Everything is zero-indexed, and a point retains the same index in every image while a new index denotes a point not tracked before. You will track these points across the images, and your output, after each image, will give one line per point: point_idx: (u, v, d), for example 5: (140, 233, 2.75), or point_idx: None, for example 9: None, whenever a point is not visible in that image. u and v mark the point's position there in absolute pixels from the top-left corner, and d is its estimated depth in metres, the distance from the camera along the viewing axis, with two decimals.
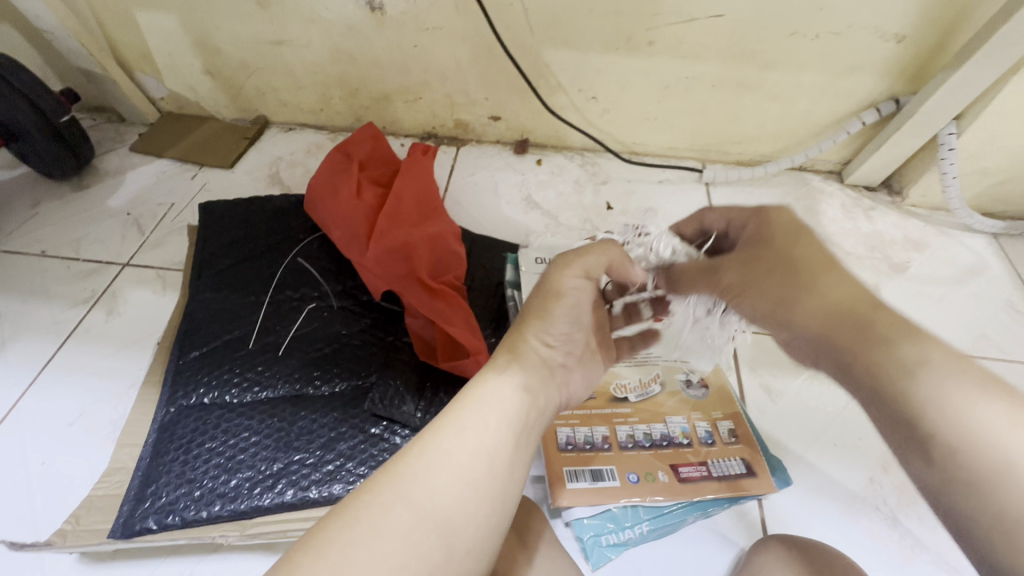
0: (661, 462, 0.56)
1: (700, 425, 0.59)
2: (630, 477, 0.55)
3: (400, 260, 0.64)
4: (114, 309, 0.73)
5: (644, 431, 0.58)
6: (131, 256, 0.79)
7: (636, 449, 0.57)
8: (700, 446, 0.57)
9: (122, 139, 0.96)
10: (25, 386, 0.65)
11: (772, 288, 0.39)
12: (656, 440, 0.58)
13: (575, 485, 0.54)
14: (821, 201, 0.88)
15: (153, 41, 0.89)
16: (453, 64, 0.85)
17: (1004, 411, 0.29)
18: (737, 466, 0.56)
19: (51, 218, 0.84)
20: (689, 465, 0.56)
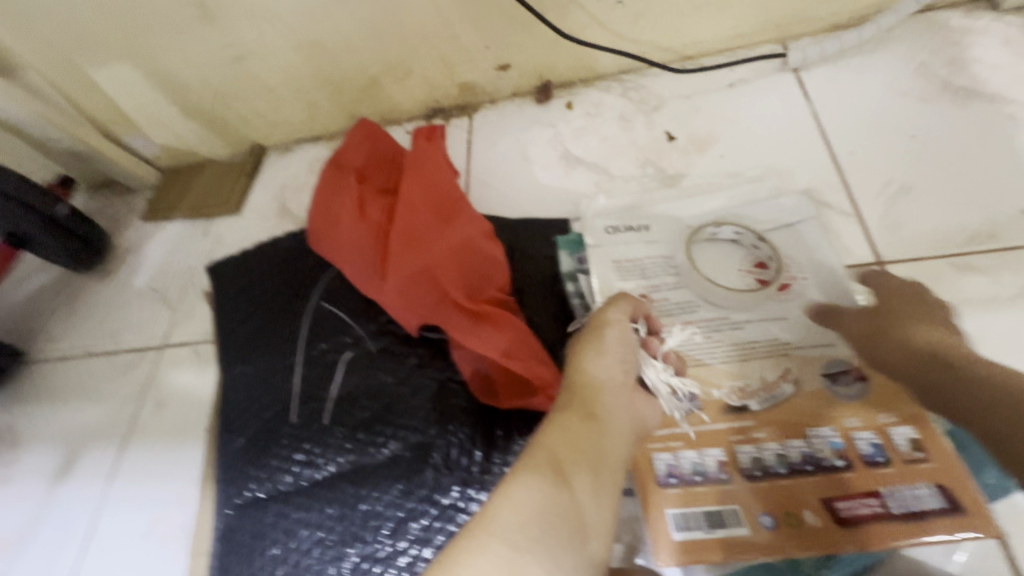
0: (809, 496, 0.42)
1: (862, 438, 0.44)
2: (762, 520, 0.42)
3: (427, 284, 0.52)
4: (161, 400, 0.68)
5: (777, 454, 0.44)
6: (166, 337, 0.74)
7: (767, 480, 0.43)
8: (866, 469, 0.42)
9: (133, 210, 0.91)
10: (99, 502, 0.62)
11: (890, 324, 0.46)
12: (795, 465, 0.44)
13: (686, 535, 0.42)
14: (971, 43, 0.62)
15: (121, 97, 0.80)
16: (437, 17, 0.68)
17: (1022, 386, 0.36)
18: (929, 499, 0.40)
19: (88, 313, 0.81)
20: (851, 499, 0.42)
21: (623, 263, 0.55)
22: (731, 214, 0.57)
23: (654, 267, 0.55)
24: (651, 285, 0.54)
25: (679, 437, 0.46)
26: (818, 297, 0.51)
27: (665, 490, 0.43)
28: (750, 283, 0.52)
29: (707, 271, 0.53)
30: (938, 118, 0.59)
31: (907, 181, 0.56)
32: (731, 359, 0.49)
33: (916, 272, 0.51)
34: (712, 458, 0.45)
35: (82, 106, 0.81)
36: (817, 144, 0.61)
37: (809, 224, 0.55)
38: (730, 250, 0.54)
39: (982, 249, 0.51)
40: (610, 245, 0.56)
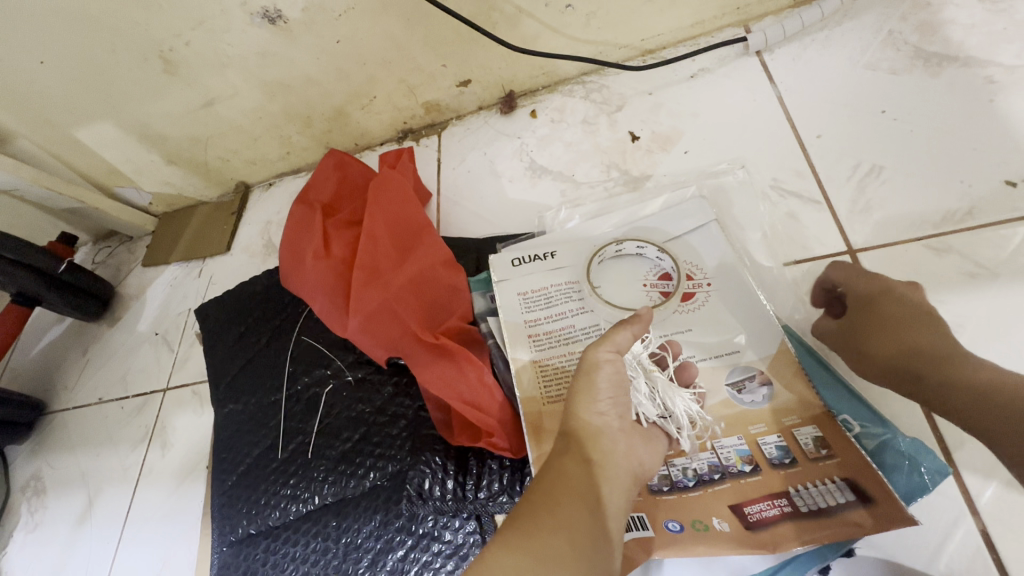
0: (715, 505, 0.41)
1: (768, 443, 0.43)
2: (669, 525, 0.41)
3: (390, 323, 0.53)
4: (166, 441, 0.71)
5: (684, 467, 0.44)
6: (168, 379, 0.77)
7: (674, 494, 0.43)
8: (771, 471, 0.42)
9: (135, 257, 0.95)
10: (117, 541, 0.66)
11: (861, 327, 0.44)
12: (702, 476, 0.43)
13: None
14: (945, 5, 0.58)
15: (108, 153, 0.84)
16: (390, 43, 0.69)
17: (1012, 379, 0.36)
18: (839, 494, 0.39)
19: (99, 361, 0.85)
20: (758, 502, 0.41)
21: (529, 295, 0.53)
22: (634, 228, 0.56)
23: (557, 293, 0.53)
24: (557, 313, 0.52)
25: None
26: (718, 305, 0.50)
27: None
28: (653, 298, 0.51)
29: (611, 289, 0.52)
30: (910, 90, 0.56)
31: (878, 161, 0.53)
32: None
33: (891, 258, 0.49)
34: None
35: (75, 165, 0.86)
36: (784, 131, 0.59)
37: (711, 227, 0.54)
38: (632, 266, 0.53)
39: (960, 228, 0.48)
40: (517, 278, 0.54)
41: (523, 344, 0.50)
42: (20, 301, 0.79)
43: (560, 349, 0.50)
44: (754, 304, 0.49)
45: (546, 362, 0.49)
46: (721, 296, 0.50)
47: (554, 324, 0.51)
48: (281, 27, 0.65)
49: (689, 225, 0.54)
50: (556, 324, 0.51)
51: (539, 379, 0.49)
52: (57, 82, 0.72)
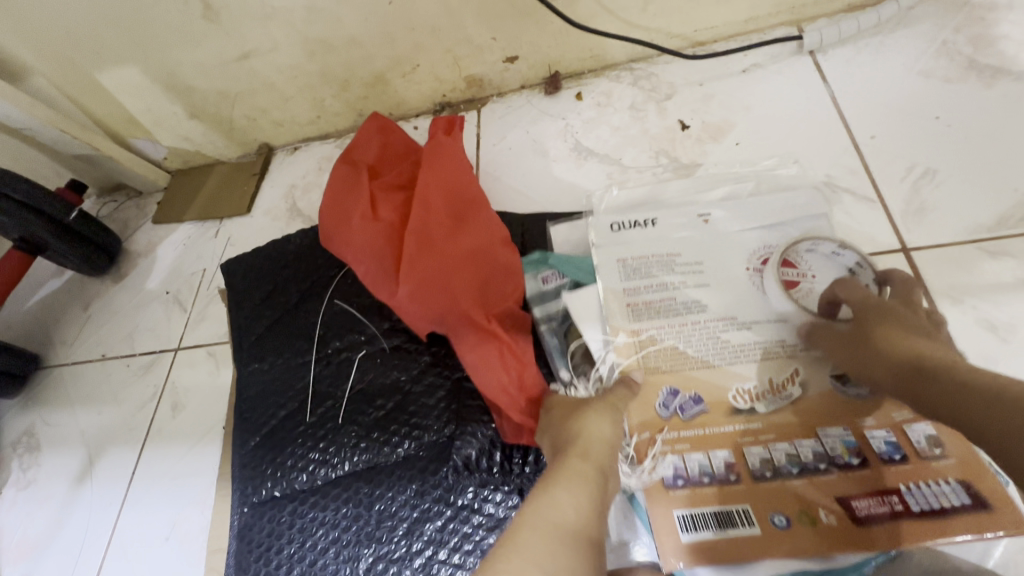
0: (822, 496, 0.42)
1: (877, 436, 0.43)
2: (775, 519, 0.42)
3: (446, 295, 0.52)
4: (177, 401, 0.68)
5: (787, 454, 0.44)
6: (180, 338, 0.74)
7: (778, 480, 0.43)
8: (883, 466, 0.42)
9: (144, 213, 0.91)
10: (120, 504, 0.63)
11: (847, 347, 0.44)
12: (807, 465, 0.43)
13: (693, 536, 0.42)
14: (996, 21, 0.60)
15: (128, 100, 0.80)
16: (442, 10, 0.67)
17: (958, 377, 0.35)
18: (953, 496, 0.40)
19: (103, 317, 0.81)
20: (865, 498, 0.42)
21: (628, 263, 0.53)
22: (743, 207, 0.54)
23: (660, 263, 0.53)
24: (657, 284, 0.52)
25: (686, 439, 0.46)
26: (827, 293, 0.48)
27: (672, 492, 0.44)
28: (756, 282, 0.51)
29: (715, 267, 0.52)
30: (963, 99, 0.57)
31: (932, 165, 0.54)
32: (739, 361, 0.48)
33: (945, 258, 0.50)
34: (720, 462, 0.45)
35: (91, 111, 0.82)
36: (837, 129, 0.59)
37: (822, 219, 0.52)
38: (740, 245, 0.53)
39: (1013, 233, 0.49)
40: (616, 244, 0.54)
41: (622, 315, 0.51)
42: (22, 248, 0.76)
43: (660, 321, 0.51)
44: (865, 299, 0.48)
45: (646, 334, 0.50)
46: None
47: (655, 295, 0.52)
48: None
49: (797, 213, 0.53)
50: (657, 296, 0.52)
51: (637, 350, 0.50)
52: (86, 18, 0.68)
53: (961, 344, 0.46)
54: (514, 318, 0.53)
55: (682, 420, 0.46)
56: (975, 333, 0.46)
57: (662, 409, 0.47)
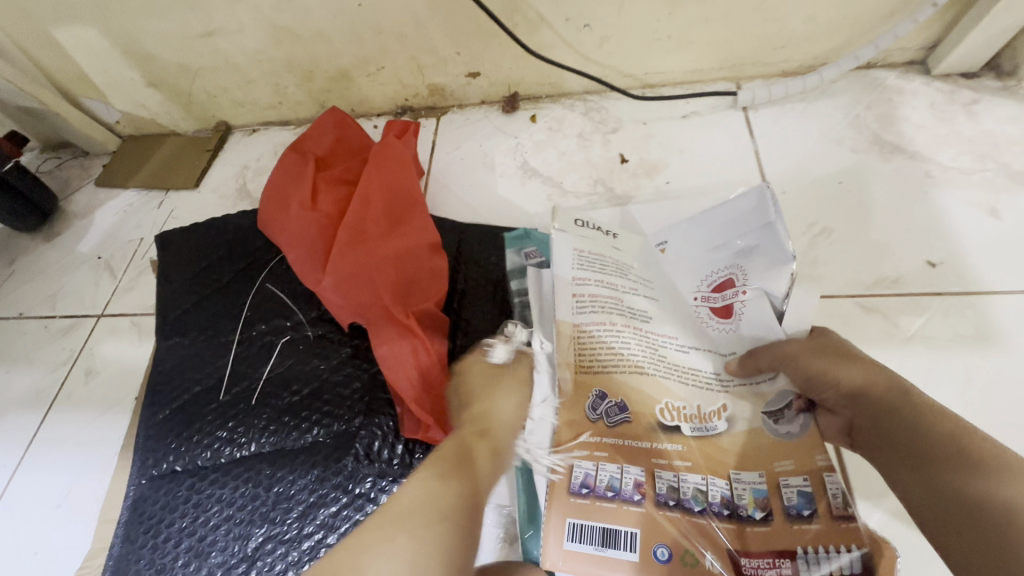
0: (714, 541, 0.36)
1: (788, 486, 0.37)
2: (659, 551, 0.35)
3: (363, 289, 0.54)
4: (92, 368, 0.67)
5: (697, 488, 0.38)
6: (106, 305, 0.73)
7: (680, 512, 0.37)
8: (785, 523, 0.36)
9: (87, 174, 0.89)
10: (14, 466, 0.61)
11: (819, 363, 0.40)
12: (711, 505, 0.38)
13: (576, 547, 0.35)
14: (902, 103, 0.67)
15: (84, 60, 0.79)
16: (410, 19, 0.70)
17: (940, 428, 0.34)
18: (851, 568, 0.33)
19: (26, 274, 0.79)
20: (759, 555, 0.35)
21: (584, 255, 0.50)
22: (691, 227, 0.55)
23: (609, 266, 0.51)
24: (607, 282, 0.49)
25: (606, 447, 0.39)
26: (758, 325, 0.47)
27: (572, 499, 0.37)
28: (699, 310, 0.50)
29: (660, 284, 0.52)
30: (864, 169, 0.63)
31: (829, 225, 0.60)
32: (671, 380, 0.44)
33: (827, 309, 0.55)
34: (631, 478, 0.38)
35: (44, 65, 0.80)
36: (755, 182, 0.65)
37: (761, 231, 0.49)
38: (695, 269, 0.53)
39: (887, 293, 0.55)
40: (575, 234, 0.52)
41: (566, 305, 0.45)
42: None
43: (603, 315, 0.46)
44: (795, 325, 0.46)
45: (586, 326, 0.45)
46: (761, 308, 0.47)
47: (602, 291, 0.48)
48: None
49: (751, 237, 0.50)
50: (602, 292, 0.48)
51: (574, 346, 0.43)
52: None
53: None
54: (432, 322, 0.55)
55: (608, 427, 0.40)
56: None
57: (591, 412, 0.40)
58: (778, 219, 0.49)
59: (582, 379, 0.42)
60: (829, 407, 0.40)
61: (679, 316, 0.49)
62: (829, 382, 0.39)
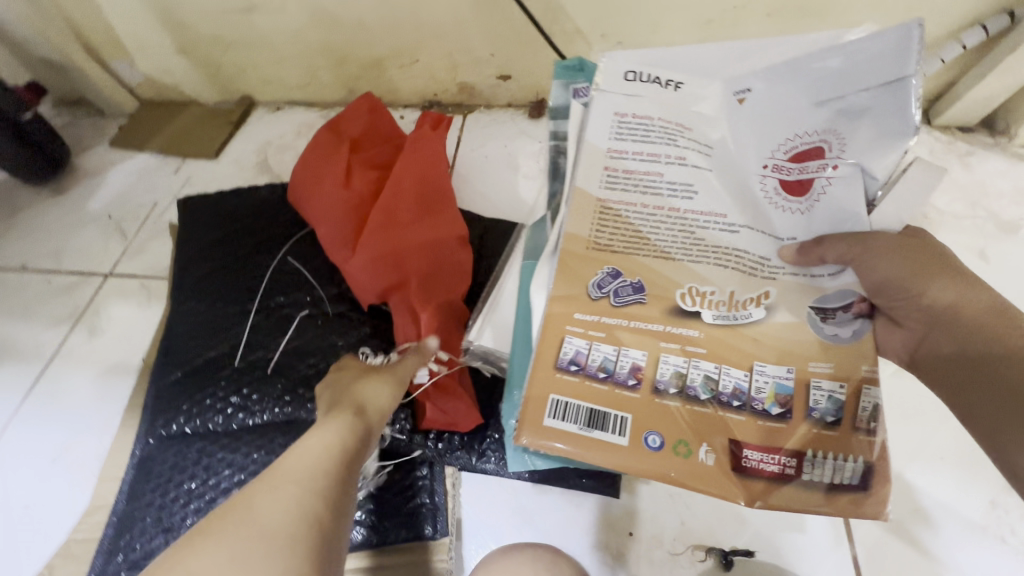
0: (713, 436, 0.39)
1: (820, 390, 0.39)
2: (649, 439, 0.38)
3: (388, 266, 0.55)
4: (96, 327, 0.66)
5: (707, 377, 0.40)
6: (114, 265, 0.72)
7: (680, 399, 0.40)
8: (802, 420, 0.39)
9: (101, 134, 0.88)
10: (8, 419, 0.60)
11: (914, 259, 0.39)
12: (720, 396, 0.40)
13: (556, 423, 0.39)
14: None
15: (116, 19, 0.79)
16: (450, 17, 0.72)
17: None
18: (848, 475, 0.37)
19: (30, 227, 0.77)
20: (757, 449, 0.38)
21: (624, 120, 0.46)
22: (778, 54, 0.44)
23: (664, 134, 0.46)
24: (649, 152, 0.46)
25: (603, 328, 0.42)
26: (841, 195, 0.43)
27: (560, 375, 0.40)
28: (766, 187, 0.45)
29: (750, 129, 0.46)
30: None
31: None
32: (705, 262, 0.44)
33: None
34: (630, 368, 0.40)
35: (74, 20, 0.79)
36: None
37: (892, 90, 0.39)
38: (767, 118, 0.45)
39: None
40: (627, 97, 0.46)
41: (591, 176, 0.46)
42: None
43: (632, 195, 0.46)
44: (891, 218, 0.42)
45: (607, 203, 0.45)
46: (850, 188, 0.42)
47: (638, 164, 0.46)
48: None
49: (878, 96, 0.40)
50: (641, 166, 0.46)
51: (591, 220, 0.45)
52: None
53: None
54: (455, 313, 0.55)
55: (610, 305, 0.42)
56: None
57: (592, 289, 0.42)
58: (916, 77, 0.38)
59: (589, 254, 0.43)
60: (893, 318, 0.40)
61: (739, 193, 0.46)
62: (912, 294, 0.38)
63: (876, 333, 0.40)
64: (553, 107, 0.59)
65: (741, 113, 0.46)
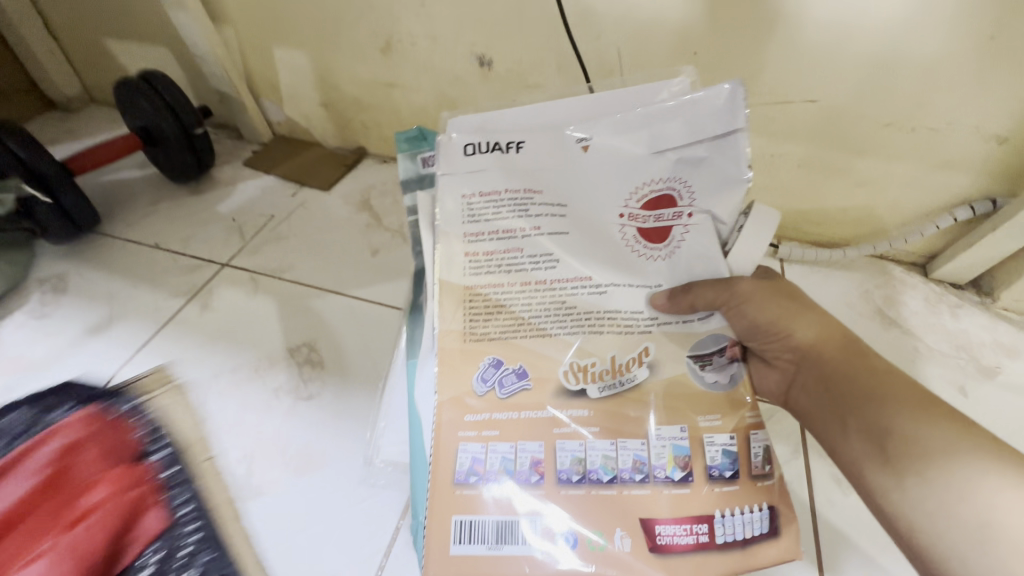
0: (625, 517, 0.45)
1: (713, 445, 0.47)
2: (563, 534, 0.45)
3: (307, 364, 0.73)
4: (207, 304, 0.80)
5: (606, 459, 0.47)
6: (230, 258, 0.86)
7: (586, 485, 0.46)
8: (702, 482, 0.46)
9: (237, 154, 1.07)
10: (110, 375, 0.73)
11: (779, 308, 0.49)
12: (620, 472, 0.46)
13: (466, 546, 0.45)
14: (902, 291, 0.85)
15: (283, 73, 0.99)
16: None
17: (883, 377, 0.46)
18: (757, 524, 0.44)
19: (166, 215, 0.93)
20: (666, 525, 0.45)
21: (473, 203, 0.51)
22: (611, 106, 0.49)
23: (511, 206, 0.51)
24: (502, 231, 0.51)
25: (497, 424, 0.48)
26: (699, 241, 0.49)
27: (458, 492, 0.46)
28: (624, 234, 0.50)
29: (587, 214, 0.50)
30: (864, 330, 0.80)
31: None
32: (582, 331, 0.50)
33: None
34: (527, 459, 0.47)
35: (251, 67, 1.00)
36: None
37: (721, 144, 0.46)
38: (622, 176, 0.49)
39: None
40: (468, 176, 0.51)
41: (455, 266, 0.51)
42: (139, 135, 0.92)
43: (501, 274, 0.50)
44: (743, 261, 0.49)
45: (478, 288, 0.50)
46: (700, 231, 0.49)
47: (495, 246, 0.51)
48: (486, 70, 0.86)
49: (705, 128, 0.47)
50: (496, 245, 0.51)
51: (464, 307, 0.50)
52: (299, 10, 0.88)
53: (814, 486, 0.61)
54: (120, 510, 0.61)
55: (499, 396, 0.48)
56: (825, 481, 0.62)
57: (479, 384, 0.48)
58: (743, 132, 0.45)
59: (472, 346, 0.49)
60: (768, 360, 0.52)
61: (605, 247, 0.50)
62: (785, 336, 0.49)
63: (755, 372, 0.53)
64: (404, 179, 0.62)
65: (560, 158, 0.50)
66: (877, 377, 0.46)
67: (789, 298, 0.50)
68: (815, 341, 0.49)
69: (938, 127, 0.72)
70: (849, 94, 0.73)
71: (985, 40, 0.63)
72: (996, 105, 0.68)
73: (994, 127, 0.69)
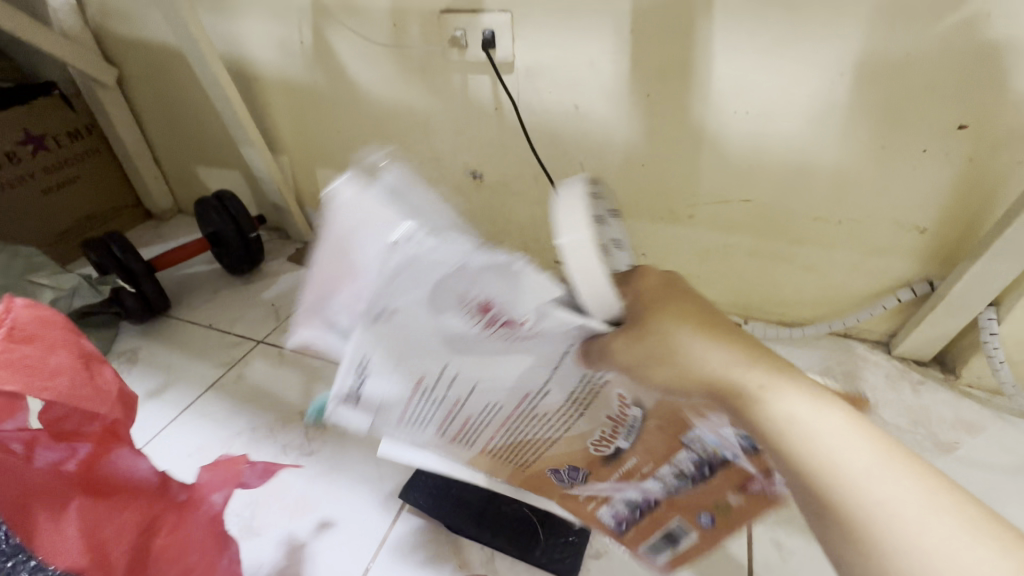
0: (721, 491, 0.49)
1: (694, 445, 0.47)
2: (703, 518, 0.52)
3: None
4: (241, 373, 0.96)
5: (662, 485, 0.51)
6: (264, 336, 1.04)
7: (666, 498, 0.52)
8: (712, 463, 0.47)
9: (283, 251, 1.30)
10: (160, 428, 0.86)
11: (639, 356, 0.35)
12: (672, 483, 0.50)
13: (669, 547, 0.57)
14: (864, 368, 0.89)
15: (324, 187, 1.23)
16: (530, 222, 1.07)
17: (805, 402, 0.32)
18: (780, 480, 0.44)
19: (221, 301, 1.14)
20: (751, 480, 0.47)
21: (407, 418, 0.47)
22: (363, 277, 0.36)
23: (426, 402, 0.46)
24: (445, 416, 0.48)
25: (592, 500, 0.56)
26: (557, 329, 0.38)
27: (641, 547, 0.58)
28: (501, 340, 0.41)
29: (471, 360, 0.43)
30: None
31: None
32: (570, 424, 0.49)
33: None
34: (620, 501, 0.55)
35: (299, 184, 1.25)
36: None
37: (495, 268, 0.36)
38: (432, 302, 0.38)
39: None
40: (384, 416, 0.46)
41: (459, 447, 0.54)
42: (207, 239, 1.15)
43: (486, 434, 0.51)
44: (600, 310, 0.35)
45: (486, 449, 0.53)
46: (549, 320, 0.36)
47: (456, 421, 0.49)
48: (478, 181, 1.05)
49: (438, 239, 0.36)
50: (457, 421, 0.49)
51: (492, 461, 0.56)
52: (335, 141, 1.12)
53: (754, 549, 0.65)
54: None
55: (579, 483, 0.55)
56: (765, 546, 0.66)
57: (562, 483, 0.56)
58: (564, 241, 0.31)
59: (526, 477, 0.57)
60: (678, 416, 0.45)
61: (505, 356, 0.43)
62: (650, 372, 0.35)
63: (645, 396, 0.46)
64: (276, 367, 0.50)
65: (389, 350, 0.41)
66: (795, 414, 0.31)
67: (636, 333, 0.35)
68: (708, 371, 0.34)
69: (862, 219, 0.81)
70: (776, 195, 0.85)
71: (876, 149, 0.75)
72: (907, 200, 0.77)
73: (911, 218, 0.79)
